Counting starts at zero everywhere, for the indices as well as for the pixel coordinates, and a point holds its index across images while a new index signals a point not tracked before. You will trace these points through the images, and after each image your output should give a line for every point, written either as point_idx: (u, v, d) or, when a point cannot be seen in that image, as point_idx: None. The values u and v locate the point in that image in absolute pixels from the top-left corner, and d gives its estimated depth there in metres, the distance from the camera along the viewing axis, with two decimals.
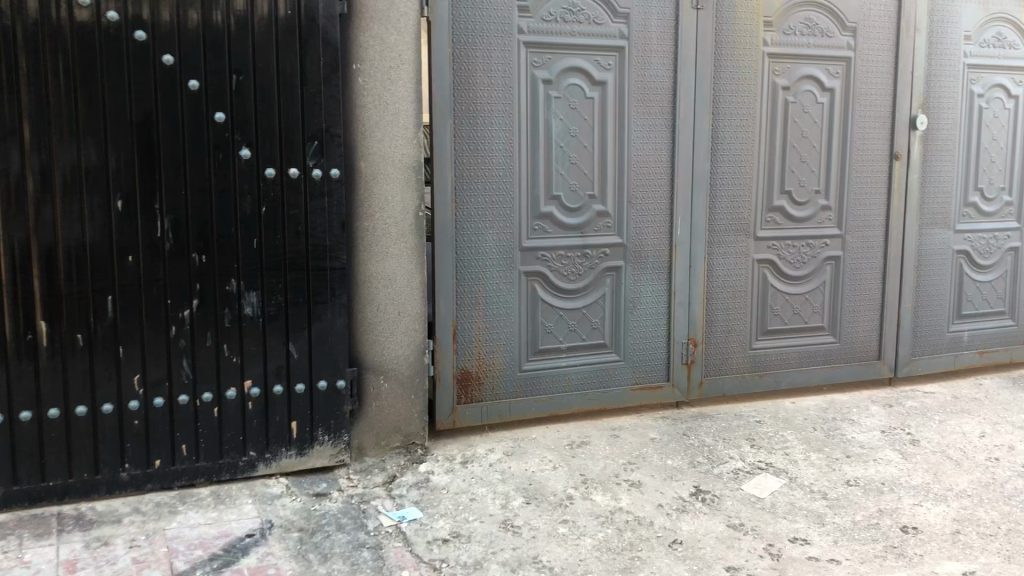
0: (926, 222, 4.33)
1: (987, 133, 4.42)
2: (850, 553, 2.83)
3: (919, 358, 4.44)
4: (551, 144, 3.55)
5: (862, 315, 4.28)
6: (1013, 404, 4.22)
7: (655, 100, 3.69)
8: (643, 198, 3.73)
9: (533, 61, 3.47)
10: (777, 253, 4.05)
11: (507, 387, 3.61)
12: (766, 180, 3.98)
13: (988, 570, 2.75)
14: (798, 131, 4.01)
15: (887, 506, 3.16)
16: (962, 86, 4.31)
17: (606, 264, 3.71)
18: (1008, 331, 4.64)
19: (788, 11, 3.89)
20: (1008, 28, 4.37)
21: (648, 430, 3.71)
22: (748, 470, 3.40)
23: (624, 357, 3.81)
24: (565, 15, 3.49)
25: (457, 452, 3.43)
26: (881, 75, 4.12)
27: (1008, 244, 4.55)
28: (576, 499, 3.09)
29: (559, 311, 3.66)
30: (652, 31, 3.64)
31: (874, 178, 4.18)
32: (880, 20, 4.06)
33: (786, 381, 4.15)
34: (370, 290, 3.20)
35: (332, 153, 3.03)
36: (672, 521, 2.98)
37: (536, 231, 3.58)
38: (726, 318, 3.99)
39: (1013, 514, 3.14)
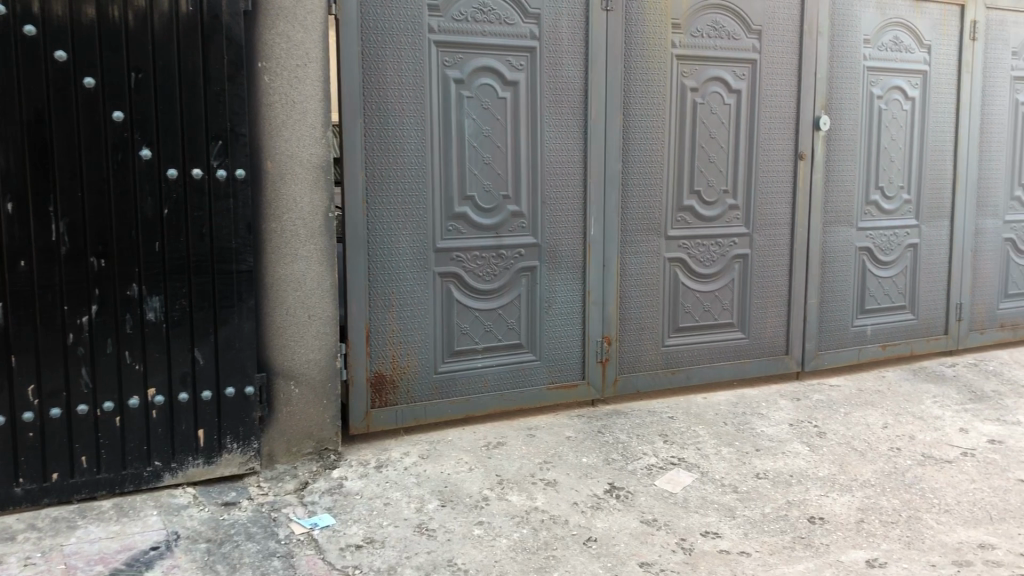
0: (830, 220, 4.46)
1: (886, 133, 4.57)
2: (760, 545, 2.89)
3: (825, 352, 4.56)
4: (464, 145, 3.53)
5: (770, 311, 4.37)
6: (913, 395, 4.38)
7: (567, 100, 3.71)
8: (556, 198, 3.75)
9: (445, 60, 3.45)
10: (687, 252, 4.11)
11: (423, 390, 3.57)
12: (676, 180, 4.04)
13: (890, 556, 2.85)
14: (707, 131, 4.08)
15: (795, 498, 3.24)
16: (862, 88, 4.45)
17: (521, 264, 3.71)
18: (908, 324, 4.81)
19: (694, 13, 3.96)
20: (904, 33, 4.54)
21: (564, 429, 3.72)
22: (661, 466, 3.44)
23: (539, 357, 3.81)
24: (475, 15, 3.47)
25: (372, 457, 3.38)
26: (786, 77, 4.23)
27: (907, 241, 4.73)
28: (491, 500, 3.08)
29: (475, 312, 3.64)
30: (563, 31, 3.66)
31: (780, 177, 4.29)
32: (783, 23, 4.17)
33: (698, 377, 4.22)
34: (278, 294, 3.14)
35: (237, 153, 2.95)
36: (587, 519, 3.00)
37: (450, 232, 3.55)
38: (640, 316, 4.03)
39: (913, 501, 3.26)
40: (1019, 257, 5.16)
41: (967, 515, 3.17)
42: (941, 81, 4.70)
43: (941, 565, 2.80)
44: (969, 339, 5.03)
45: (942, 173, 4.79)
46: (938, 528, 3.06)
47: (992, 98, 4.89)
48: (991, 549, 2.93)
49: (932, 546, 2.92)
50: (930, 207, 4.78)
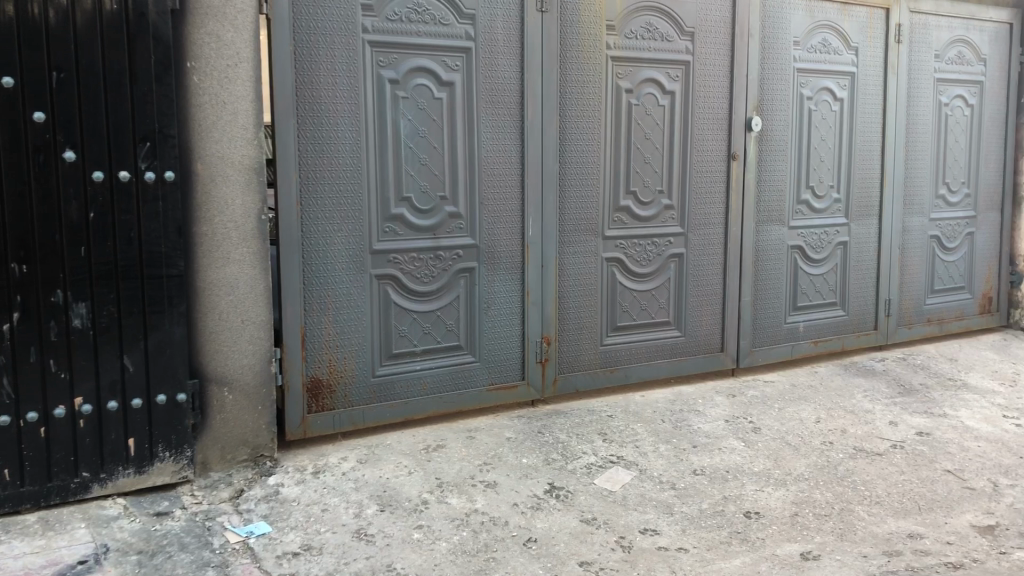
0: (763, 219, 4.55)
1: (816, 134, 4.67)
2: (697, 541, 2.93)
3: (759, 349, 4.64)
4: (400, 145, 3.50)
5: (705, 309, 4.43)
6: (845, 389, 4.48)
7: (503, 101, 3.71)
8: (494, 198, 3.74)
9: (379, 60, 3.42)
10: (624, 251, 4.15)
11: (361, 394, 3.53)
12: (612, 180, 4.06)
13: (824, 549, 2.91)
14: (642, 133, 4.11)
15: (731, 493, 3.29)
16: (793, 89, 4.54)
17: (459, 265, 3.69)
18: (839, 320, 4.92)
19: (628, 15, 4.00)
20: (832, 35, 4.65)
21: (504, 430, 3.71)
22: (601, 464, 3.46)
23: (479, 358, 3.80)
24: (410, 15, 3.45)
25: (309, 463, 3.33)
26: (719, 78, 4.29)
27: (837, 239, 4.84)
28: (431, 503, 3.06)
29: (413, 314, 3.61)
30: (498, 32, 3.66)
31: (714, 177, 4.35)
32: (716, 25, 4.24)
33: (636, 376, 4.25)
34: (211, 298, 3.07)
35: (166, 154, 2.88)
36: (527, 520, 3.00)
37: (387, 233, 3.52)
38: (579, 316, 4.05)
39: (846, 494, 3.34)
40: (944, 253, 5.31)
41: (896, 506, 3.26)
42: (868, 82, 4.82)
43: (873, 556, 2.87)
44: (897, 334, 5.16)
45: (870, 173, 4.91)
46: (869, 519, 3.14)
47: (916, 99, 5.04)
48: (920, 539, 3.01)
49: (864, 538, 2.99)
50: (859, 205, 4.90)
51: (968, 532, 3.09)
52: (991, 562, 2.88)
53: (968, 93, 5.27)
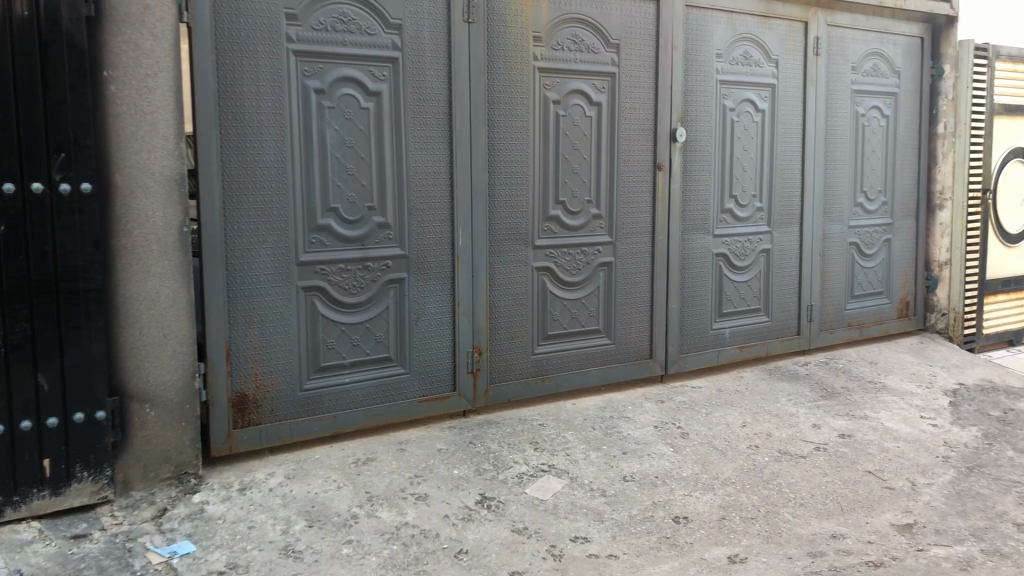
0: (688, 227, 4.63)
1: (738, 144, 4.78)
2: (627, 547, 2.96)
3: (686, 355, 4.71)
4: (326, 156, 3.45)
5: (634, 316, 4.48)
6: (770, 394, 4.57)
7: (431, 111, 3.70)
8: (423, 208, 3.73)
9: (304, 70, 3.38)
10: (554, 260, 4.17)
11: (288, 408, 3.47)
12: (541, 190, 4.08)
13: (750, 551, 2.97)
14: (570, 143, 4.15)
15: (660, 498, 3.33)
16: (715, 101, 4.65)
17: (388, 276, 3.66)
18: (763, 325, 5.03)
19: (555, 27, 4.03)
20: (753, 48, 4.79)
21: (435, 441, 3.66)
22: (532, 473, 3.46)
23: (409, 370, 3.77)
24: (335, 25, 3.42)
25: (235, 479, 3.24)
26: (645, 90, 4.36)
27: (760, 247, 4.95)
28: (360, 517, 3.03)
29: (341, 326, 3.56)
30: (425, 42, 3.65)
31: (640, 186, 4.41)
32: (641, 37, 4.31)
33: (566, 384, 4.27)
34: (131, 313, 3.00)
35: (82, 165, 2.81)
36: (458, 531, 2.99)
37: (314, 244, 3.47)
38: (509, 326, 4.05)
39: (771, 497, 3.40)
40: (863, 260, 5.48)
41: (819, 507, 3.34)
42: (788, 93, 4.96)
43: (797, 557, 2.94)
44: (820, 339, 5.29)
45: (791, 182, 5.04)
46: (794, 521, 3.21)
47: (835, 110, 5.19)
48: (842, 539, 3.09)
49: (789, 539, 3.06)
50: (780, 213, 5.02)
51: (888, 530, 3.19)
52: (909, 559, 2.97)
53: (884, 104, 5.45)
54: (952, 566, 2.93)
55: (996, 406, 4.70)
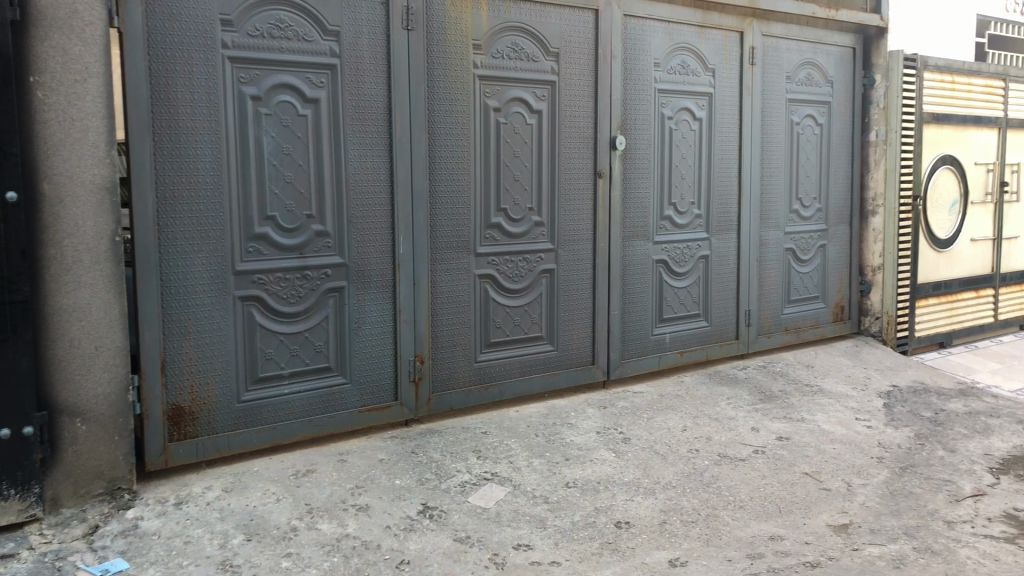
0: (629, 233, 4.68)
1: (677, 152, 4.85)
2: (569, 553, 2.97)
3: (628, 361, 4.75)
4: (263, 163, 3.41)
5: (577, 322, 4.50)
6: (710, 398, 4.63)
7: (370, 118, 3.68)
8: (363, 216, 3.70)
9: (240, 76, 3.33)
10: (496, 268, 4.16)
11: (225, 420, 3.41)
12: (483, 197, 4.08)
13: (691, 555, 3.00)
14: (511, 151, 4.15)
15: (602, 504, 3.35)
16: (653, 109, 4.71)
17: (328, 285, 3.62)
18: (702, 330, 5.09)
19: (494, 35, 4.04)
20: (690, 58, 4.87)
21: (376, 451, 3.62)
22: (474, 482, 3.45)
23: (349, 379, 3.73)
24: (272, 31, 3.38)
25: (171, 493, 3.17)
26: (584, 98, 4.39)
27: (699, 253, 5.02)
28: (300, 530, 2.98)
29: (279, 336, 3.51)
30: (363, 49, 3.63)
31: (581, 194, 4.44)
32: (580, 46, 4.34)
33: (509, 391, 4.26)
34: (60, 324, 2.92)
35: (7, 173, 2.73)
36: (400, 542, 2.97)
37: (251, 253, 3.42)
38: (451, 334, 4.03)
39: (711, 500, 3.45)
40: (799, 265, 5.59)
41: (758, 509, 3.39)
42: (725, 102, 5.05)
43: (736, 559, 2.98)
44: (758, 343, 5.38)
45: (728, 189, 5.12)
46: (733, 524, 3.26)
47: (770, 118, 5.30)
48: (780, 540, 3.14)
49: (728, 542, 3.11)
50: (718, 220, 5.10)
51: (824, 531, 3.25)
52: (845, 559, 3.02)
53: (817, 112, 5.58)
54: (887, 564, 2.99)
55: (928, 407, 4.83)
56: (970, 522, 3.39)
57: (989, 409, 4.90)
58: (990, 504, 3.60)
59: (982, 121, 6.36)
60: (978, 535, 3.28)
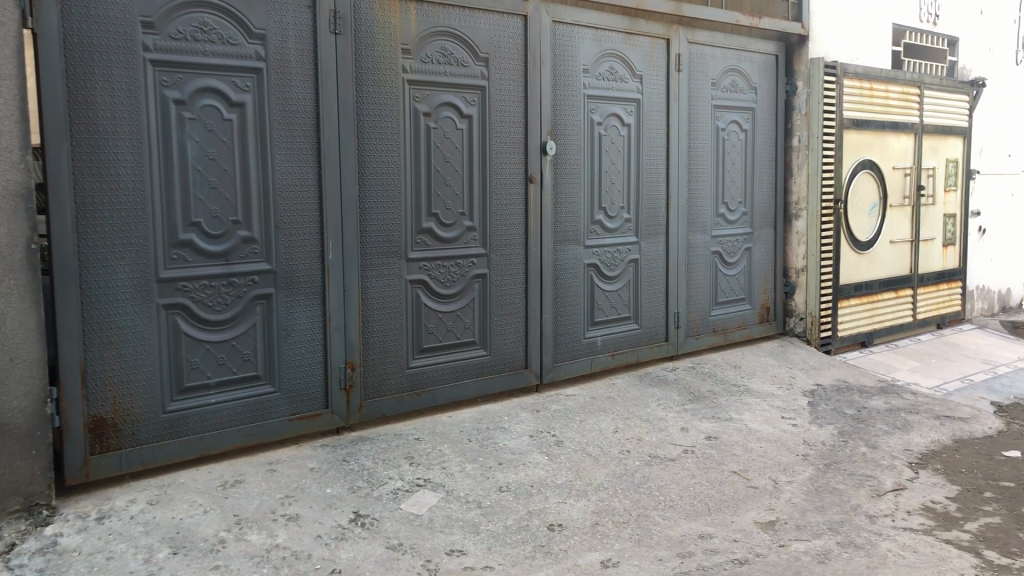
0: (561, 238, 4.72)
1: (606, 156, 4.91)
2: (502, 558, 2.99)
3: (560, 365, 4.77)
4: (187, 168, 3.34)
5: (509, 327, 4.51)
6: (641, 399, 4.68)
7: (298, 123, 3.64)
8: (290, 222, 3.65)
9: (163, 80, 3.26)
10: (428, 273, 4.14)
11: (150, 432, 3.32)
12: (413, 202, 4.06)
13: (622, 555, 3.04)
14: (442, 156, 4.15)
15: (535, 507, 3.37)
16: (583, 115, 4.76)
17: (255, 292, 3.56)
18: (632, 333, 5.15)
19: (423, 39, 4.03)
20: (619, 64, 4.93)
21: (307, 460, 3.57)
22: (407, 488, 3.43)
23: (278, 388, 3.67)
24: (195, 33, 3.31)
25: (92, 508, 3.06)
26: (514, 103, 4.41)
27: (629, 257, 5.08)
28: (228, 542, 2.93)
29: (205, 344, 3.43)
30: (290, 53, 3.59)
31: (512, 198, 4.46)
32: (509, 52, 4.37)
33: (443, 397, 4.24)
34: None
35: None
36: (331, 551, 2.94)
37: (175, 261, 3.34)
38: (383, 339, 4.00)
39: (642, 500, 3.49)
40: (725, 268, 5.70)
41: (687, 509, 3.45)
42: (653, 108, 5.13)
43: (667, 558, 3.03)
44: (686, 344, 5.46)
45: (656, 193, 5.20)
46: (664, 523, 3.31)
47: (697, 124, 5.40)
48: (709, 539, 3.20)
49: (658, 542, 3.16)
50: (648, 223, 5.17)
51: (752, 528, 3.32)
52: (772, 554, 3.09)
53: (742, 118, 5.70)
54: (812, 559, 3.07)
55: (850, 405, 4.96)
56: (891, 515, 3.50)
57: (908, 406, 5.06)
58: (909, 497, 3.72)
59: (899, 127, 6.58)
60: (899, 528, 3.39)
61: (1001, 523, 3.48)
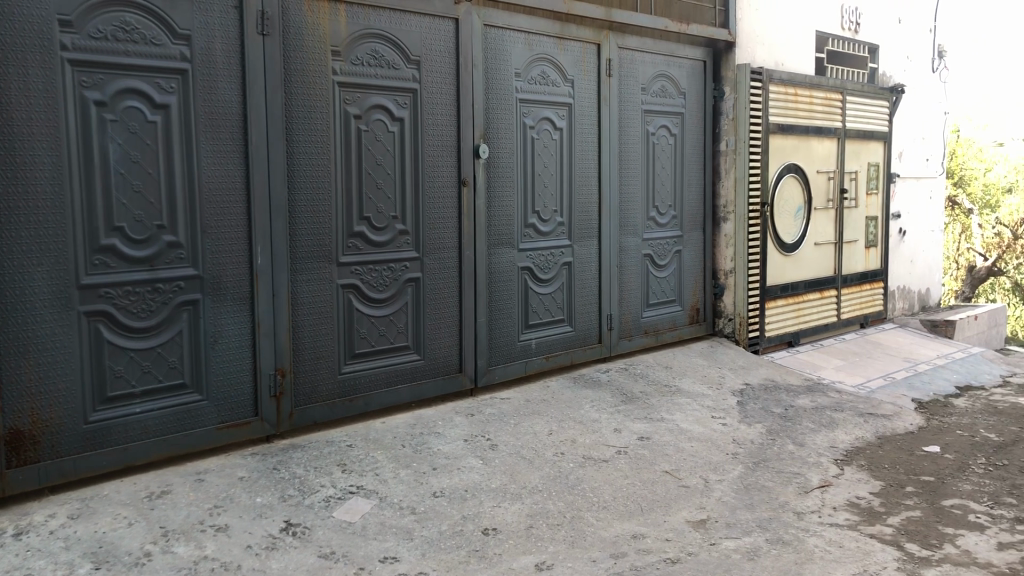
0: (494, 241, 4.72)
1: (539, 160, 4.93)
2: (436, 564, 2.97)
3: (495, 368, 4.77)
4: (108, 171, 3.24)
5: (443, 331, 4.49)
6: (574, 401, 4.70)
7: (224, 126, 3.56)
8: (218, 226, 3.58)
9: (82, 80, 3.16)
10: (360, 278, 4.10)
11: (71, 443, 3.21)
12: (345, 205, 4.02)
13: (556, 558, 3.06)
14: (373, 158, 4.11)
15: (470, 511, 3.36)
16: (515, 118, 4.77)
17: (182, 298, 3.48)
18: (567, 335, 5.18)
19: (354, 41, 3.99)
20: (550, 68, 4.96)
21: (236, 469, 3.49)
22: (339, 496, 3.38)
23: (206, 396, 3.59)
24: (117, 33, 3.23)
25: (9, 523, 2.94)
26: (446, 106, 4.40)
27: (562, 260, 5.11)
28: (154, 554, 2.85)
29: (129, 352, 3.34)
30: (216, 54, 3.52)
31: (446, 202, 4.44)
32: (441, 55, 4.36)
33: (376, 403, 4.20)
34: None
35: None
36: (261, 561, 2.89)
37: (97, 266, 3.24)
38: (314, 344, 3.95)
39: (575, 502, 3.52)
40: (656, 270, 5.77)
41: (621, 509, 3.49)
42: (585, 112, 5.17)
43: (600, 559, 3.05)
44: (619, 346, 5.52)
45: (589, 197, 5.24)
46: (597, 525, 3.34)
47: (627, 128, 5.46)
48: (642, 539, 3.24)
49: (592, 543, 3.18)
50: (580, 226, 5.21)
51: (683, 528, 3.36)
52: (703, 553, 3.14)
53: (671, 122, 5.78)
54: (742, 556, 3.12)
55: (778, 404, 5.07)
56: (818, 512, 3.58)
57: (833, 404, 5.19)
58: (835, 493, 3.81)
59: (822, 132, 6.75)
60: (825, 523, 3.47)
61: (922, 516, 3.59)
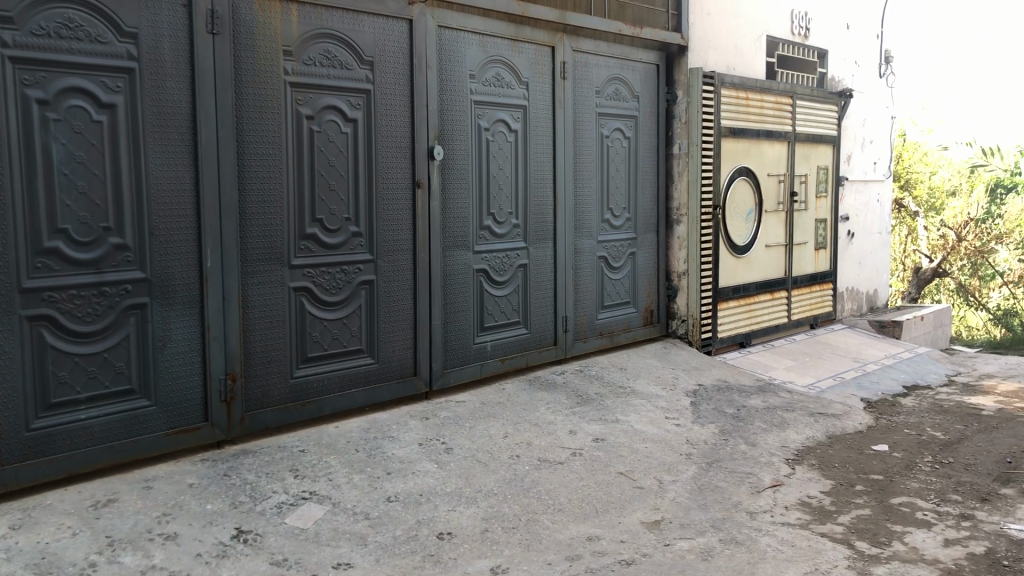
0: (449, 243, 4.70)
1: (494, 162, 4.92)
2: (390, 569, 2.94)
3: (450, 371, 4.74)
4: (51, 171, 3.16)
5: (397, 334, 4.45)
6: (530, 403, 4.70)
7: (173, 126, 3.50)
8: (166, 227, 3.51)
9: (24, 78, 3.07)
10: (312, 279, 4.04)
11: (13, 452, 3.13)
12: (297, 206, 3.97)
13: (512, 561, 3.05)
14: (326, 159, 4.06)
15: (425, 516, 3.33)
16: (470, 120, 4.76)
17: (129, 301, 3.41)
18: (522, 337, 5.18)
19: (306, 41, 3.94)
20: (505, 70, 4.95)
21: (185, 476, 3.42)
22: (292, 502, 3.33)
23: (154, 402, 3.52)
24: (60, 31, 3.15)
25: None
26: (401, 107, 4.37)
27: (518, 262, 5.11)
28: (99, 565, 2.78)
29: (74, 357, 3.26)
30: (164, 53, 3.45)
31: (400, 204, 4.41)
32: (395, 55, 4.32)
33: (328, 408, 4.15)
34: None
35: None
36: (211, 570, 2.84)
37: (40, 269, 3.15)
38: (265, 348, 3.89)
39: (530, 505, 3.51)
40: (611, 272, 5.79)
41: (576, 511, 3.49)
42: (539, 114, 5.18)
43: (555, 562, 3.05)
44: (574, 347, 5.54)
45: (543, 199, 5.25)
46: (552, 527, 3.33)
47: (582, 130, 5.47)
48: (597, 541, 3.24)
49: (548, 546, 3.18)
50: (535, 229, 5.21)
51: (637, 529, 3.37)
52: (657, 554, 3.15)
53: (625, 125, 5.81)
54: (696, 556, 3.14)
55: (730, 404, 5.12)
56: (770, 511, 3.62)
57: (785, 404, 5.26)
58: (786, 493, 3.86)
59: (773, 136, 6.85)
60: (777, 523, 3.50)
61: (870, 514, 3.65)
